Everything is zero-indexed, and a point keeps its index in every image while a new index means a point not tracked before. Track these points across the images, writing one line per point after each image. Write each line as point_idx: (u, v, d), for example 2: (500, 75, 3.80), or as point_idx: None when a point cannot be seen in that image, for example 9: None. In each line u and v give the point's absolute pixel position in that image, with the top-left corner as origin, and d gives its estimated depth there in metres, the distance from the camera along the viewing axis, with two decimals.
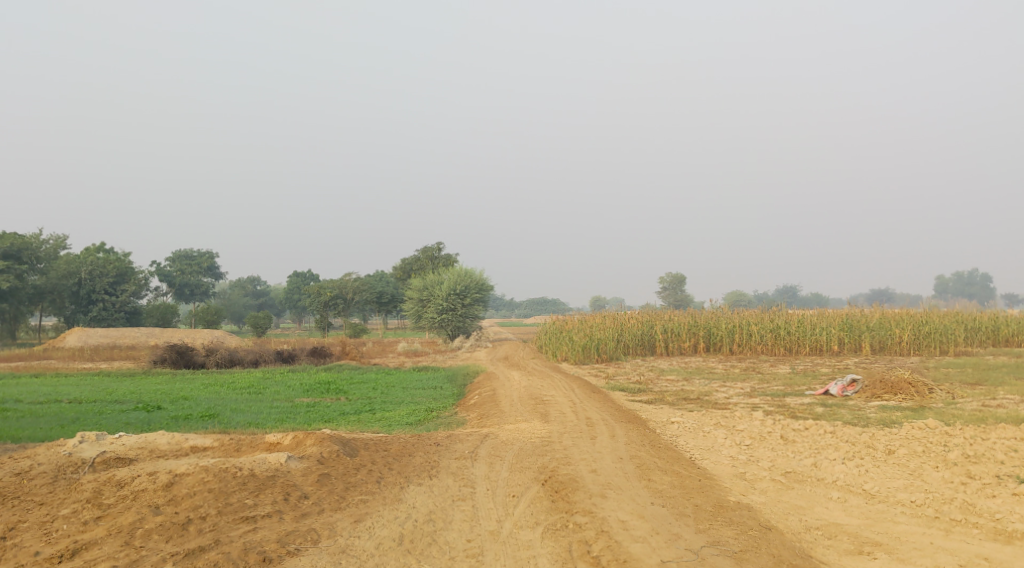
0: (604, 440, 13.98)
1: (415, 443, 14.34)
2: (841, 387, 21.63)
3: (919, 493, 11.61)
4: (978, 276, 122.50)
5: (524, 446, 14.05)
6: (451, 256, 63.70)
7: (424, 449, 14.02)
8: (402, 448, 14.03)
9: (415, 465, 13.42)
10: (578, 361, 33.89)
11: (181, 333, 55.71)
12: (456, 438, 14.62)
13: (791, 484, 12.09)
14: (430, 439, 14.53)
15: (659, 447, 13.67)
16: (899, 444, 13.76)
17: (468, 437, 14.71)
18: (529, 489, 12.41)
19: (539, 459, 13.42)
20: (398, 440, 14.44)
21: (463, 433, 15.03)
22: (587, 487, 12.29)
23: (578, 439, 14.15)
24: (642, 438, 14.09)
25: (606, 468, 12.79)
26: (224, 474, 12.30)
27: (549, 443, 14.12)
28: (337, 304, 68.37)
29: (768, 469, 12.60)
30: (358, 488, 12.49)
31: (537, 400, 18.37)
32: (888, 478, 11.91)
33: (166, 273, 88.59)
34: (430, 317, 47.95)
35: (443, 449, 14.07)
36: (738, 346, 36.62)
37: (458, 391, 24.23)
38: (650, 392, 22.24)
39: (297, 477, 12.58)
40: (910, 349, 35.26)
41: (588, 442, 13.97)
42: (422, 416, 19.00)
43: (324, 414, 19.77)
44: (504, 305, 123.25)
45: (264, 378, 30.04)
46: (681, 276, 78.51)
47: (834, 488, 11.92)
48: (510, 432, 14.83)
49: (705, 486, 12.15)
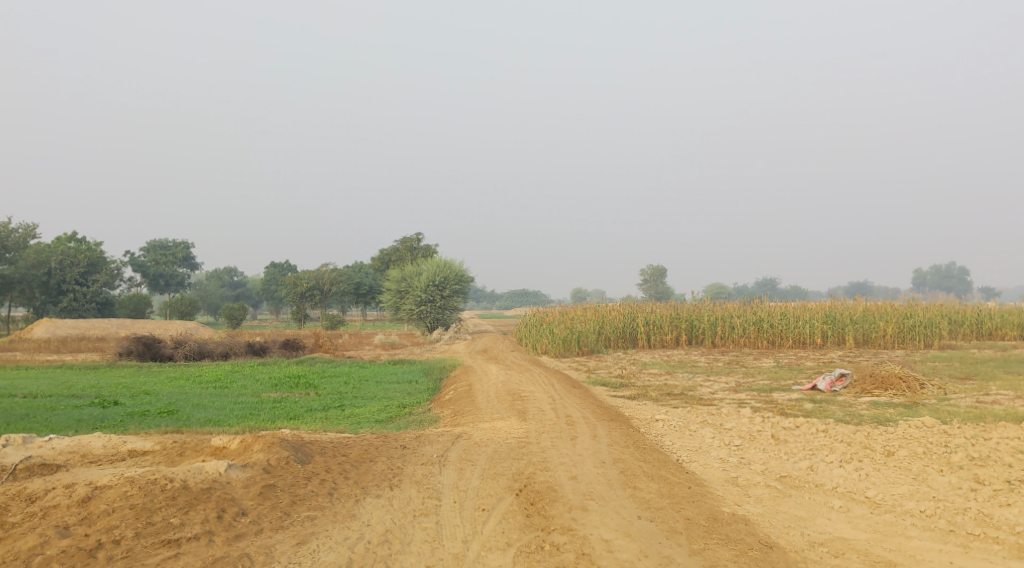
0: (585, 442, 13.08)
1: (379, 445, 13.37)
2: (829, 382, 20.86)
3: (927, 501, 10.82)
4: (955, 270, 122.61)
5: (499, 448, 13.13)
6: (430, 246, 62.66)
7: (389, 452, 13.05)
8: (364, 451, 13.04)
9: (376, 473, 12.44)
10: (558, 355, 33.03)
11: (154, 324, 54.48)
12: (425, 439, 13.69)
13: (788, 492, 11.27)
14: (396, 441, 13.58)
15: (644, 449, 12.78)
16: (897, 442, 12.97)
17: (439, 437, 13.79)
18: (503, 501, 11.51)
19: (515, 464, 12.51)
20: (361, 442, 13.47)
21: (434, 434, 14.10)
22: (566, 498, 11.40)
23: (556, 441, 13.24)
24: (625, 439, 13.20)
25: (586, 475, 11.91)
26: (151, 488, 11.26)
27: (525, 445, 13.21)
28: (314, 295, 67.24)
29: (761, 474, 11.78)
30: (306, 503, 11.54)
31: (515, 396, 17.48)
32: (892, 484, 11.11)
33: (140, 263, 87.10)
34: (408, 308, 46.97)
35: (413, 451, 13.15)
36: (720, 339, 35.88)
37: (432, 386, 23.30)
38: (632, 387, 21.40)
39: (238, 490, 11.56)
40: (894, 343, 34.60)
41: (566, 444, 13.07)
42: (392, 413, 18.10)
43: (289, 411, 18.83)
44: (485, 296, 122.27)
45: (232, 372, 29.00)
46: (661, 267, 77.79)
47: (835, 496, 11.12)
48: (484, 433, 13.91)
49: (694, 495, 11.29)
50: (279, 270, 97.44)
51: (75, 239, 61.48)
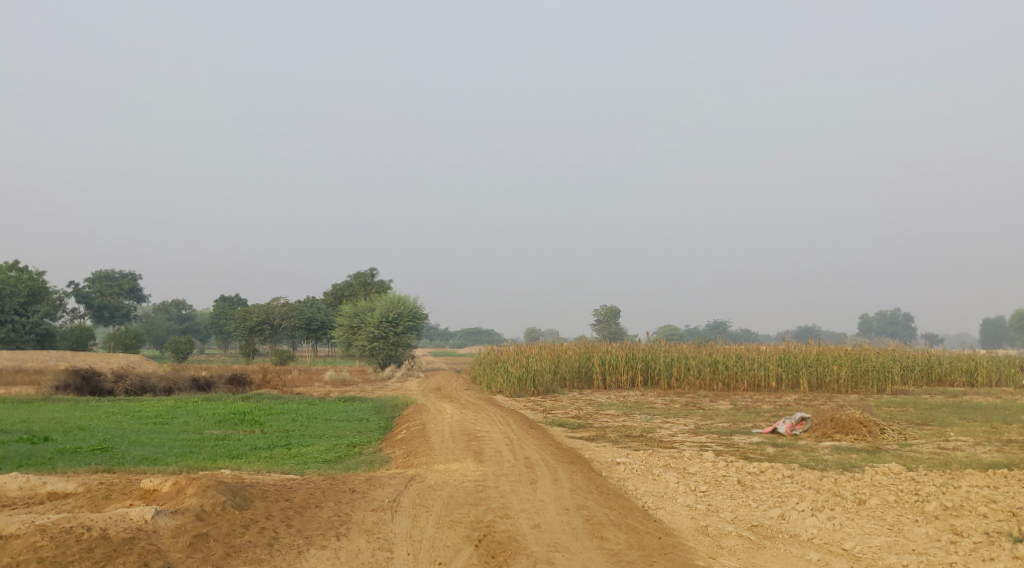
0: (546, 487, 12.45)
1: (326, 488, 12.59)
2: (789, 425, 20.45)
3: (908, 554, 10.33)
4: (900, 316, 124.48)
5: (455, 493, 12.44)
6: (383, 282, 61.81)
7: (337, 496, 12.29)
8: (309, 495, 12.26)
9: (321, 520, 11.65)
10: (512, 394, 32.36)
11: (96, 357, 52.84)
12: (377, 482, 12.95)
13: (762, 543, 10.75)
14: (345, 484, 12.81)
15: (608, 495, 12.18)
16: (866, 488, 12.55)
17: (391, 480, 13.05)
18: (461, 554, 10.79)
19: (473, 511, 11.83)
20: (307, 485, 12.68)
21: (385, 476, 13.35)
22: (529, 550, 10.73)
23: (516, 486, 12.58)
24: (588, 484, 12.59)
25: (550, 524, 11.27)
26: (65, 537, 10.41)
27: (482, 489, 12.53)
28: (263, 329, 65.92)
29: (732, 522, 11.26)
30: (241, 557, 10.74)
31: (470, 436, 16.80)
32: (869, 535, 10.64)
33: (84, 294, 84.98)
34: (360, 344, 46.03)
35: (363, 495, 12.41)
36: (676, 380, 35.50)
37: (383, 425, 22.53)
38: (589, 429, 20.82)
39: (164, 540, 10.72)
40: (848, 387, 34.47)
41: (525, 489, 12.42)
42: (341, 453, 17.34)
43: (232, 450, 17.97)
44: (437, 334, 121.20)
45: (174, 407, 27.91)
46: (614, 308, 77.60)
47: (811, 548, 10.61)
48: (438, 476, 13.21)
49: (664, 546, 10.70)
50: (228, 304, 95.67)
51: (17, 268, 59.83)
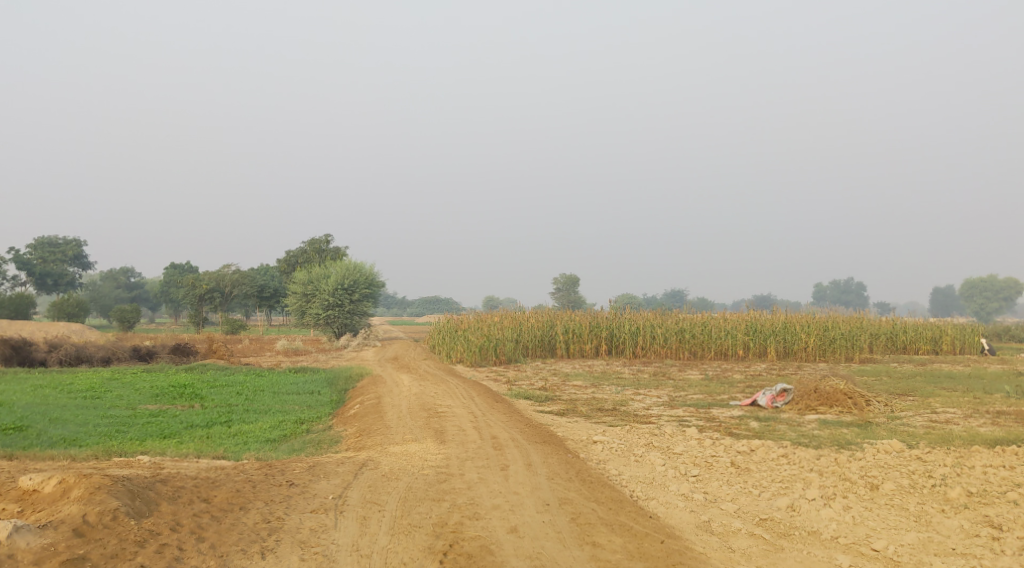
0: (519, 476, 10.98)
1: (258, 481, 10.94)
2: (770, 398, 19.13)
3: (947, 556, 9.18)
4: (854, 285, 125.03)
5: (415, 484, 10.93)
6: (339, 249, 59.87)
7: (270, 493, 10.64)
8: (235, 493, 10.58)
9: (244, 528, 9.98)
10: (473, 364, 30.86)
11: (35, 326, 50.35)
12: (323, 470, 11.37)
13: (779, 543, 9.53)
14: (283, 474, 11.18)
15: (593, 485, 10.77)
16: (873, 467, 11.37)
17: (340, 468, 11.47)
18: None
19: (437, 509, 10.33)
20: (234, 477, 11.01)
21: (333, 461, 11.76)
22: (509, 564, 9.28)
23: (484, 474, 11.09)
24: (567, 470, 11.15)
25: (529, 528, 9.84)
26: None
27: (445, 480, 11.02)
28: (213, 297, 63.76)
29: (739, 518, 10.01)
30: None
31: (431, 412, 15.26)
32: (899, 533, 9.47)
33: (26, 260, 81.82)
34: (314, 313, 44.22)
35: (307, 490, 10.81)
36: (641, 349, 34.23)
37: (335, 399, 20.94)
38: (558, 402, 19.37)
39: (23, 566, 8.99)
40: (816, 355, 33.45)
41: (496, 479, 10.94)
42: (287, 431, 15.75)
43: (166, 428, 16.31)
44: (394, 303, 119.11)
45: (109, 380, 26.04)
46: (573, 276, 76.27)
47: (837, 550, 9.41)
48: (393, 461, 11.65)
49: (669, 553, 9.36)
50: (178, 272, 92.90)
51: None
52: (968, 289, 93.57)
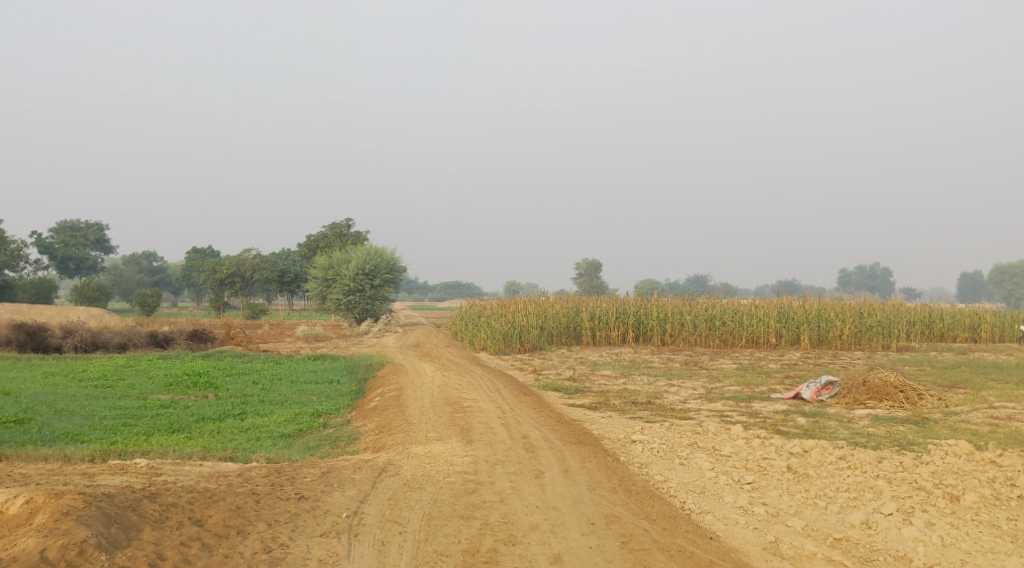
0: (557, 487, 10.12)
1: (263, 496, 9.93)
2: (814, 391, 17.99)
3: None
4: (880, 271, 122.80)
5: (441, 496, 10.00)
6: (360, 233, 58.96)
7: (274, 512, 9.66)
8: (233, 513, 9.59)
9: (239, 559, 9.00)
10: (497, 352, 29.83)
11: (55, 311, 49.86)
12: (337, 479, 10.40)
13: None
14: (292, 485, 10.19)
15: (641, 499, 9.99)
16: (941, 466, 10.76)
17: (357, 474, 10.50)
18: None
19: (466, 530, 9.42)
20: (236, 490, 9.99)
21: (349, 466, 10.78)
22: None
23: (517, 484, 10.23)
24: (609, 480, 10.33)
25: (574, 556, 9.02)
26: None
27: (474, 491, 10.11)
28: (233, 282, 63.02)
29: (809, 539, 9.39)
30: None
31: (455, 406, 14.29)
32: (995, 559, 8.97)
33: (47, 244, 81.61)
34: (335, 298, 43.32)
35: (318, 505, 9.83)
36: (670, 337, 33.07)
37: (354, 390, 20.00)
38: (588, 394, 18.33)
39: None
40: (852, 344, 32.18)
41: (530, 492, 10.08)
42: (302, 425, 14.82)
43: (176, 421, 15.40)
44: (415, 287, 118.26)
45: (123, 367, 25.26)
46: (596, 262, 74.95)
47: None
48: (416, 466, 10.71)
49: None
50: (199, 256, 92.44)
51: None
52: (996, 275, 91.59)
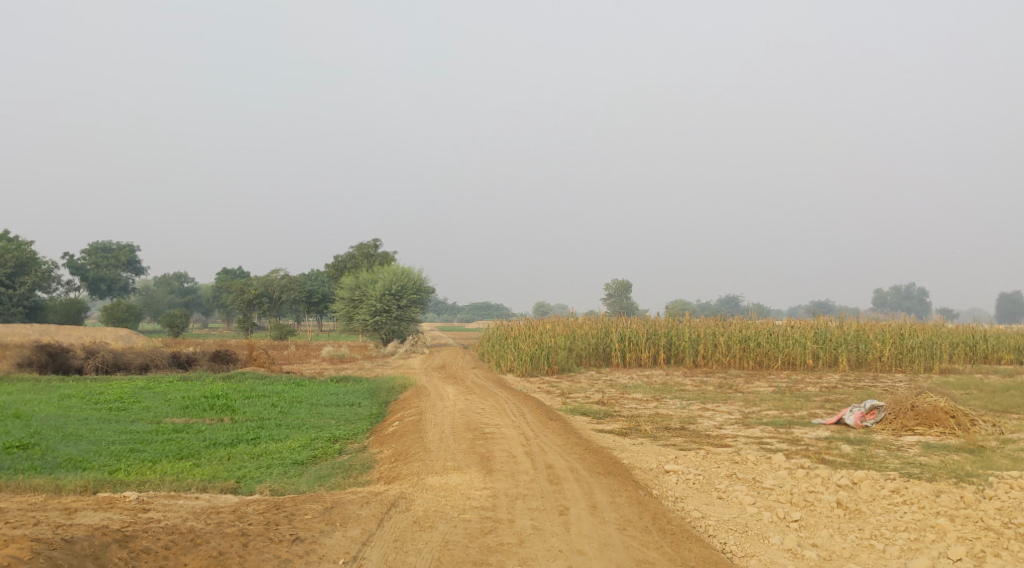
0: (583, 527, 9.37)
1: (252, 538, 9.13)
2: (858, 417, 17.04)
3: None
4: (916, 292, 120.52)
5: (454, 536, 9.24)
6: (387, 253, 58.50)
7: (261, 557, 8.86)
8: (214, 559, 8.78)
9: None
10: (524, 373, 29.02)
11: (83, 332, 49.79)
12: (339, 517, 9.62)
13: None
14: (288, 524, 9.42)
15: (677, 540, 9.22)
16: (1007, 500, 9.94)
17: (363, 511, 9.77)
18: None
19: None
20: (223, 531, 9.21)
21: (356, 500, 10.05)
22: None
23: (539, 522, 9.48)
24: (641, 517, 9.57)
25: None
26: None
27: (491, 529, 9.37)
28: (261, 302, 62.77)
29: None
30: None
31: (476, 432, 13.52)
32: None
33: (78, 265, 82.08)
34: (361, 318, 42.78)
35: (314, 548, 9.05)
36: (703, 358, 32.08)
37: (374, 414, 19.26)
38: (618, 419, 17.47)
39: None
40: (892, 366, 31.02)
41: (553, 532, 9.31)
42: (317, 451, 14.10)
43: (185, 446, 14.75)
44: (445, 308, 117.81)
45: (141, 389, 24.73)
46: (626, 282, 73.94)
47: None
48: (430, 501, 9.99)
49: None
50: (229, 277, 92.63)
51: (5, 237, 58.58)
52: None
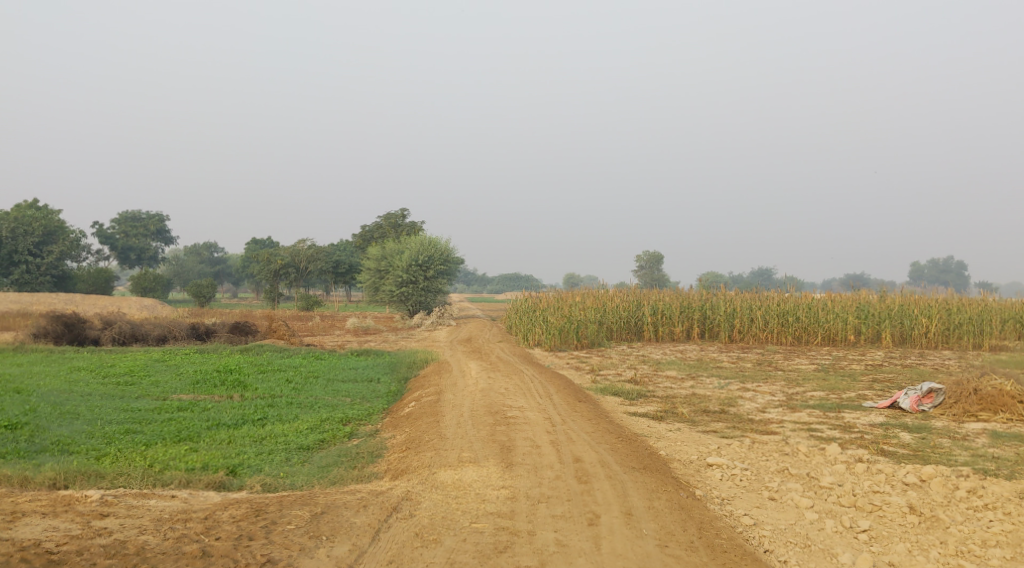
0: (617, 541, 8.33)
1: (213, 561, 8.10)
2: (915, 401, 15.67)
3: None
4: (954, 264, 117.68)
5: (461, 554, 8.21)
6: (415, 224, 57.41)
7: None
8: None
9: None
10: (552, 348, 27.78)
11: (108, 302, 49.23)
12: (326, 529, 8.59)
13: None
14: (263, 540, 8.38)
15: (727, 560, 8.20)
16: None
17: (358, 518, 8.78)
18: None
19: None
20: (180, 550, 8.19)
21: (351, 504, 9.06)
22: None
23: (564, 535, 8.45)
24: (685, 530, 8.53)
25: None
26: None
27: (508, 543, 8.36)
28: (289, 272, 61.99)
29: None
30: None
31: (498, 416, 12.36)
32: None
33: (108, 235, 81.78)
34: (388, 290, 41.75)
35: None
36: (739, 333, 30.63)
37: (393, 392, 18.12)
38: (652, 400, 16.21)
39: None
40: (939, 342, 29.47)
41: (580, 550, 8.27)
42: (325, 435, 12.99)
43: (186, 427, 13.71)
44: (474, 279, 116.73)
45: (155, 362, 23.85)
46: (658, 254, 72.36)
47: None
48: (438, 505, 9.00)
49: None
50: (259, 247, 92.22)
51: (33, 205, 58.13)
52: None
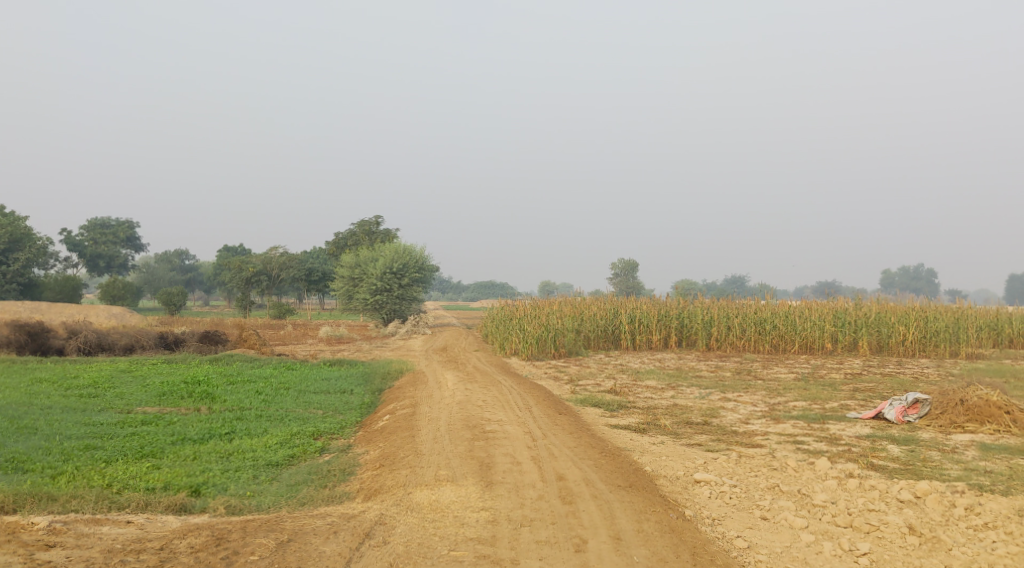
0: None
1: None
2: (901, 411, 15.37)
3: None
4: (924, 273, 118.64)
5: None
6: (389, 231, 56.84)
7: None
8: None
9: None
10: (529, 357, 27.33)
11: (76, 310, 48.22)
12: (293, 559, 8.18)
13: None
14: None
15: None
16: None
17: (329, 546, 8.38)
18: None
19: None
20: None
21: (321, 530, 8.64)
22: None
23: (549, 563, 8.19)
24: (677, 556, 8.37)
25: None
26: None
27: None
28: (261, 280, 61.15)
29: None
30: None
31: (476, 430, 11.91)
32: None
33: (76, 242, 80.47)
34: (362, 298, 41.15)
35: None
36: (716, 341, 30.33)
37: (366, 405, 17.58)
38: (633, 412, 15.82)
39: None
40: (916, 351, 29.17)
41: None
42: (296, 450, 12.47)
43: (149, 442, 13.11)
44: (449, 287, 116.09)
45: (121, 373, 23.16)
46: (632, 262, 72.16)
47: None
48: (413, 530, 8.66)
49: None
50: (230, 254, 91.18)
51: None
52: None
